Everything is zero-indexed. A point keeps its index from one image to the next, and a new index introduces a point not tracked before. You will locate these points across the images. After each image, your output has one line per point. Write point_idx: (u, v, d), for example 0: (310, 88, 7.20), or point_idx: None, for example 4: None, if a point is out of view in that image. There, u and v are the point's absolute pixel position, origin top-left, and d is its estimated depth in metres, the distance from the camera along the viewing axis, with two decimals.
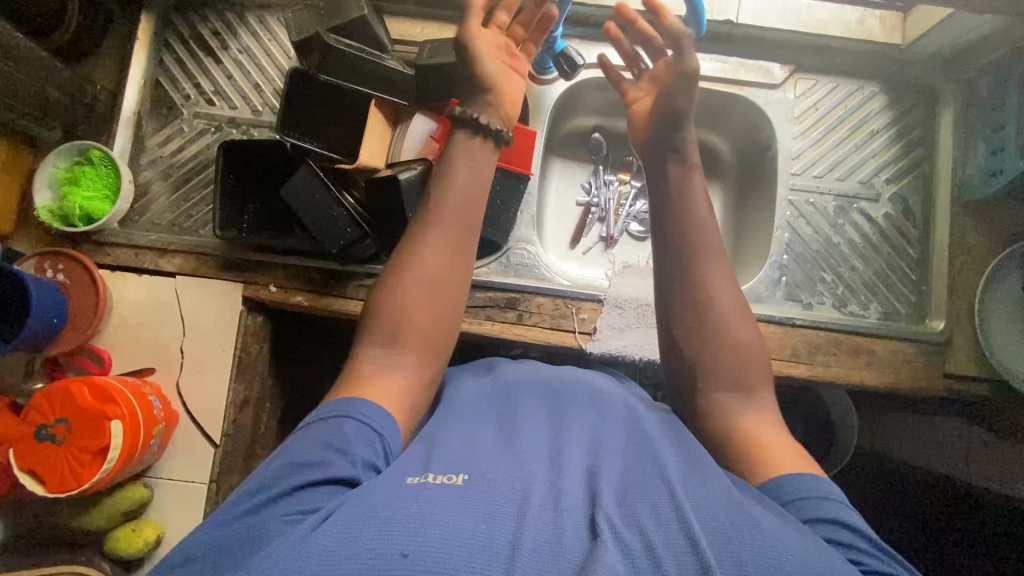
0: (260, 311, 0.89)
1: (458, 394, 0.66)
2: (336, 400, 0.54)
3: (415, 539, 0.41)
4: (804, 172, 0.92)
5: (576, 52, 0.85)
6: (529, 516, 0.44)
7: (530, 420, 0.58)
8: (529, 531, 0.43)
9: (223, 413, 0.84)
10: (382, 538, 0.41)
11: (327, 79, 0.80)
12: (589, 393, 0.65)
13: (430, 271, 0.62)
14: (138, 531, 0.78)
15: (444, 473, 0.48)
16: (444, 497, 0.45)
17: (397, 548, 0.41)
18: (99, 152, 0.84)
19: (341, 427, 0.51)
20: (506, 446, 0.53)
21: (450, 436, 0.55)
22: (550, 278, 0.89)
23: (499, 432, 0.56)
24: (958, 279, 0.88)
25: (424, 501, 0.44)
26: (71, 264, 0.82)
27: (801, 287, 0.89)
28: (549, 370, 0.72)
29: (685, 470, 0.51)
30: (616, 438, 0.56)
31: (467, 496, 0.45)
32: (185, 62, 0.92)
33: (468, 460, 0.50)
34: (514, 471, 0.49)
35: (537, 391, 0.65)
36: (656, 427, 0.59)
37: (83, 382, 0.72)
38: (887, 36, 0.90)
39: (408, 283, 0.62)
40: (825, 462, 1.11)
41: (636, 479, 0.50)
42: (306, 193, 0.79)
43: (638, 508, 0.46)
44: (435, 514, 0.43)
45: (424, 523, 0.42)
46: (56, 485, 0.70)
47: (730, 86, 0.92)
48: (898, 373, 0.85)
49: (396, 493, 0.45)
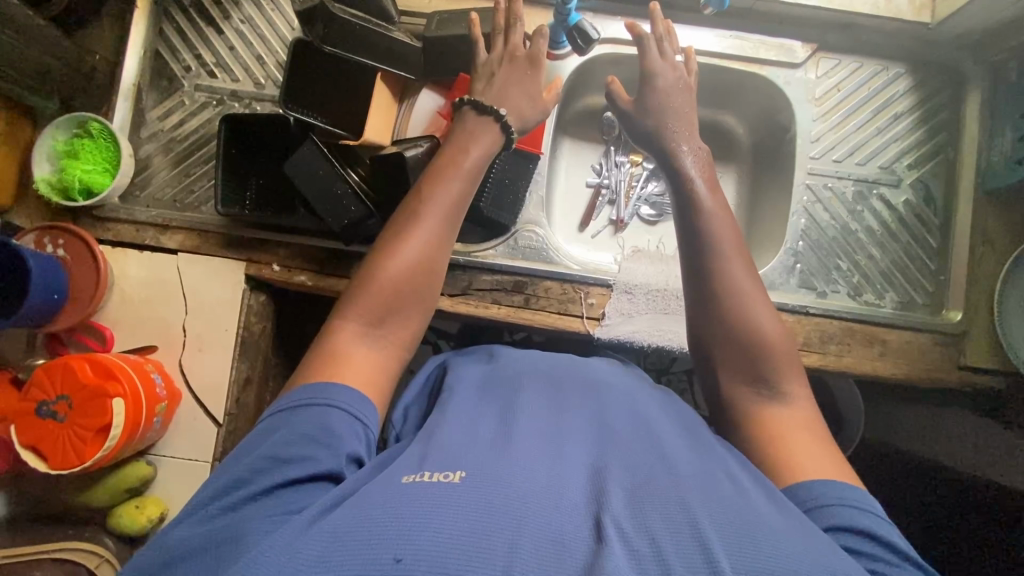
0: (263, 290, 0.87)
1: (459, 386, 0.64)
2: (310, 387, 0.53)
3: (409, 544, 0.39)
4: (822, 157, 0.89)
5: (590, 25, 0.82)
6: (531, 512, 0.42)
7: (532, 412, 0.56)
8: (532, 533, 0.41)
9: (226, 392, 0.83)
10: (375, 540, 0.39)
11: (331, 50, 0.77)
12: (593, 385, 0.63)
13: (410, 262, 0.62)
14: (142, 508, 0.78)
15: (441, 471, 0.46)
16: (441, 497, 0.42)
17: (390, 553, 0.39)
18: (98, 124, 0.82)
19: (320, 415, 0.50)
20: (507, 437, 0.51)
21: (449, 431, 0.53)
22: (558, 262, 0.87)
23: (500, 423, 0.54)
24: (978, 270, 0.86)
25: (418, 500, 0.42)
26: (71, 239, 0.80)
27: (815, 274, 0.87)
28: (552, 360, 0.69)
29: (695, 470, 0.49)
30: (623, 433, 0.54)
31: (466, 495, 0.43)
32: (185, 32, 0.90)
33: (467, 455, 0.48)
34: (516, 463, 0.47)
35: (541, 382, 0.62)
36: (665, 425, 0.57)
37: (84, 358, 0.71)
38: (917, 15, 0.86)
39: (389, 266, 0.61)
40: None
41: (645, 474, 0.48)
42: (310, 170, 0.77)
43: (648, 504, 0.44)
44: (430, 515, 0.41)
45: (420, 524, 0.40)
46: (58, 461, 0.70)
47: (749, 64, 0.88)
48: (912, 364, 0.84)
49: (391, 493, 0.43)
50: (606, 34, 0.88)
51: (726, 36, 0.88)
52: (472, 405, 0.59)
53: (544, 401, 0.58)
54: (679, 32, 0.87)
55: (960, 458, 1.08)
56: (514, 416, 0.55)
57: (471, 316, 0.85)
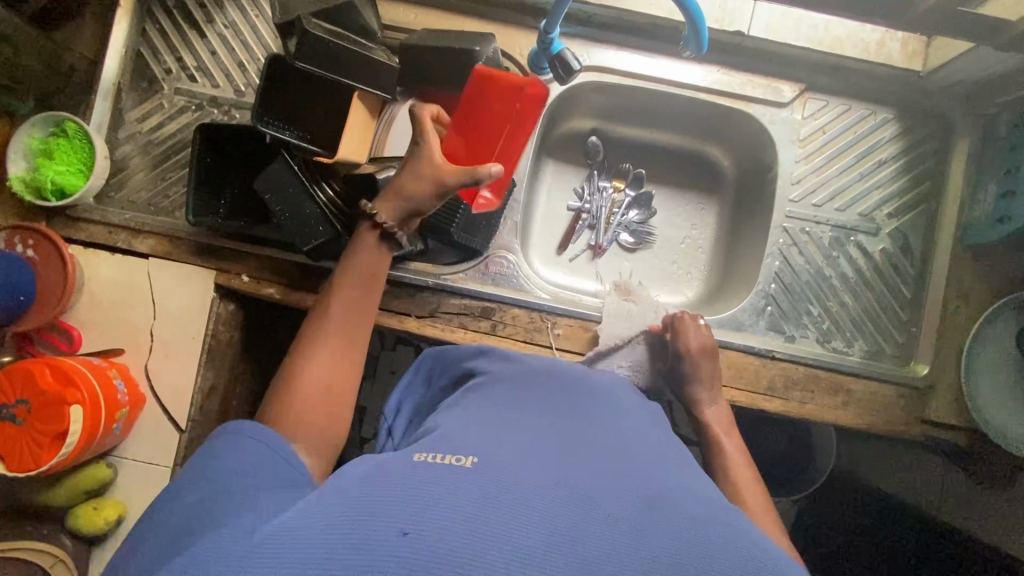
0: (232, 299, 0.88)
1: (472, 386, 0.62)
2: (224, 441, 0.51)
3: (417, 518, 0.37)
4: (802, 199, 0.88)
5: (573, 55, 0.80)
6: (543, 503, 0.39)
7: (547, 412, 0.54)
8: (545, 521, 0.38)
9: (190, 399, 0.84)
10: (378, 514, 0.37)
11: (303, 67, 0.75)
12: (606, 396, 0.61)
13: (324, 380, 0.57)
14: (100, 510, 0.79)
15: (453, 456, 0.44)
16: (448, 479, 0.40)
17: (397, 525, 0.36)
18: (74, 125, 0.81)
19: (246, 450, 0.49)
20: (522, 431, 0.49)
21: (462, 424, 0.51)
22: (528, 290, 0.87)
23: (516, 418, 0.52)
24: (950, 324, 0.85)
25: (429, 481, 0.40)
26: (41, 239, 0.80)
27: (785, 318, 0.86)
28: (566, 368, 0.67)
29: (707, 494, 0.46)
30: (636, 441, 0.51)
31: (478, 478, 0.40)
32: (168, 34, 0.89)
33: (479, 443, 0.46)
34: (532, 457, 0.44)
35: (556, 386, 0.60)
36: (672, 446, 0.55)
37: (45, 363, 0.72)
38: (907, 62, 0.85)
39: (306, 381, 0.56)
40: (797, 486, 1.10)
41: (663, 487, 0.44)
42: (280, 187, 0.77)
43: (667, 514, 0.41)
44: (437, 496, 0.39)
45: (429, 502, 0.38)
46: (15, 464, 0.71)
47: (735, 100, 0.87)
48: (875, 415, 0.83)
49: (399, 474, 0.41)
50: (592, 61, 0.86)
51: (713, 71, 0.86)
52: (486, 401, 0.57)
53: (558, 403, 0.56)
54: (665, 64, 0.86)
55: (926, 502, 1.09)
56: (528, 413, 0.53)
57: (437, 339, 0.85)
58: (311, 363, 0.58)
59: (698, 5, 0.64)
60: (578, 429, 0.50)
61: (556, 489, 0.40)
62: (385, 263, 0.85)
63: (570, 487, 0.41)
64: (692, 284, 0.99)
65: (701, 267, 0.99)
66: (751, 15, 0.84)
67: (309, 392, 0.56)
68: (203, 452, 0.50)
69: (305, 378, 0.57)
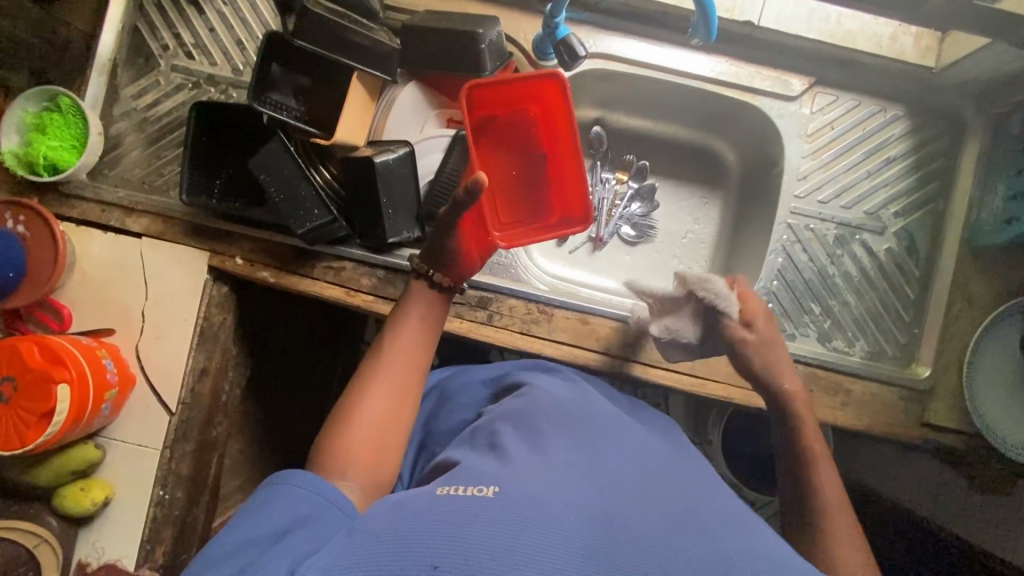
0: (225, 282, 0.86)
1: (491, 407, 0.65)
2: (263, 494, 0.52)
3: (448, 551, 0.39)
4: (808, 196, 0.86)
5: (578, 41, 0.78)
6: (566, 528, 0.41)
7: (565, 429, 0.55)
8: (568, 549, 0.40)
9: (181, 381, 0.83)
10: (411, 552, 0.40)
11: (302, 45, 0.74)
12: (616, 414, 0.63)
13: (376, 420, 0.58)
14: (87, 491, 0.78)
15: (475, 486, 0.46)
16: (471, 510, 0.42)
17: (429, 560, 0.39)
18: (68, 99, 0.80)
19: (285, 503, 0.50)
20: (542, 453, 0.51)
21: (480, 453, 0.53)
22: (525, 281, 0.86)
23: (535, 438, 0.54)
24: (953, 327, 0.84)
25: (456, 512, 0.42)
26: (32, 216, 0.79)
27: (786, 315, 0.85)
28: (580, 387, 0.69)
29: (721, 511, 0.48)
30: (647, 462, 0.53)
31: (501, 508, 0.42)
32: (166, 10, 0.87)
33: (498, 469, 0.48)
34: (550, 480, 0.46)
35: (570, 403, 0.62)
36: (684, 465, 0.57)
37: (33, 341, 0.71)
38: (919, 58, 0.83)
39: (358, 420, 0.58)
40: None
41: (680, 508, 0.46)
42: (276, 168, 0.76)
43: (685, 536, 0.43)
44: (464, 530, 0.41)
45: (458, 535, 0.40)
46: (1, 442, 0.69)
47: (743, 93, 0.85)
48: (874, 417, 0.82)
49: (425, 506, 0.44)
50: (598, 49, 0.85)
51: (721, 62, 0.85)
52: (505, 422, 0.58)
53: (575, 421, 0.57)
54: (672, 53, 0.84)
55: (922, 507, 1.07)
56: (547, 431, 0.55)
57: None
58: (362, 401, 0.59)
59: None
60: (595, 449, 0.52)
61: (578, 515, 0.42)
62: (381, 250, 0.84)
63: (591, 512, 0.43)
64: None
65: (702, 263, 0.98)
66: (762, 5, 0.82)
67: (361, 431, 0.57)
68: (245, 505, 0.51)
69: (357, 416, 0.58)
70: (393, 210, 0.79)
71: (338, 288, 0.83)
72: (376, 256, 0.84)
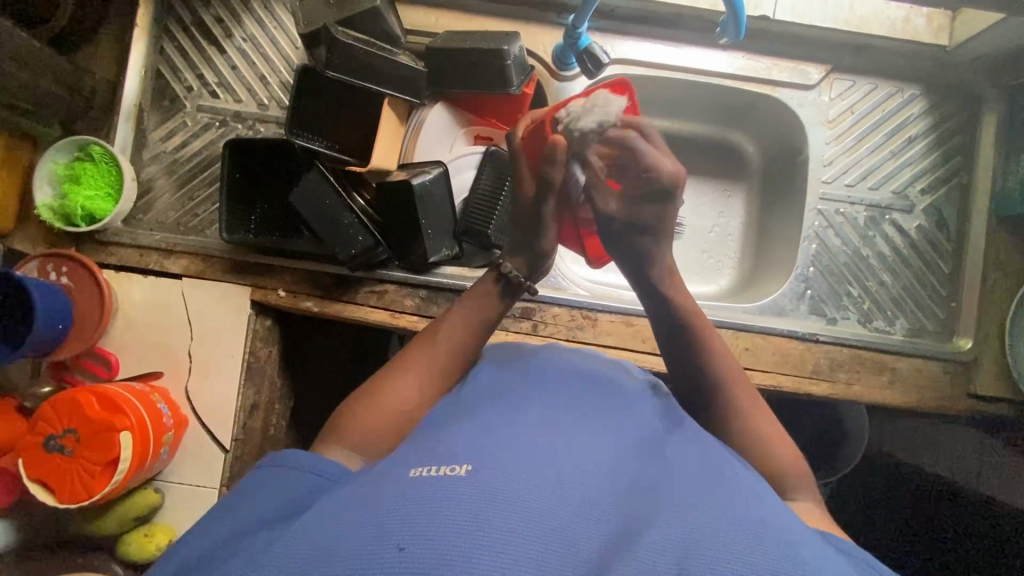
0: (269, 315, 0.87)
1: (477, 380, 0.61)
2: (266, 467, 0.53)
3: (415, 533, 0.36)
4: (835, 181, 0.88)
5: (600, 49, 0.80)
6: (534, 509, 0.39)
7: (544, 407, 0.53)
8: (539, 532, 0.38)
9: (233, 418, 0.83)
10: (373, 534, 0.37)
11: (333, 75, 0.75)
12: (609, 386, 0.61)
13: (395, 400, 0.61)
14: (151, 536, 0.78)
15: (448, 464, 0.43)
16: (444, 490, 0.39)
17: (394, 542, 0.36)
18: (100, 148, 0.80)
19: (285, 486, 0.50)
20: (513, 429, 0.48)
21: (456, 427, 0.50)
22: (566, 288, 0.87)
23: (506, 415, 0.51)
24: (990, 297, 0.85)
25: (423, 493, 0.39)
26: (74, 266, 0.79)
27: (826, 300, 0.86)
28: (572, 355, 0.66)
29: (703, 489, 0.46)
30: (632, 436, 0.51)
31: (473, 488, 0.40)
32: (187, 52, 0.88)
33: (474, 446, 0.45)
34: (526, 459, 0.43)
35: (558, 379, 0.59)
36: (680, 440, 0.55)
37: (90, 391, 0.71)
38: (933, 37, 0.85)
39: (377, 392, 0.61)
40: (834, 465, 1.07)
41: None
42: (315, 199, 0.76)
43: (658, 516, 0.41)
44: (435, 509, 0.38)
45: (424, 516, 0.37)
46: (68, 496, 0.69)
47: (763, 85, 0.87)
48: (922, 392, 0.83)
49: (393, 487, 0.41)
50: (618, 54, 0.86)
51: (739, 57, 0.86)
52: (481, 400, 0.56)
53: (560, 399, 0.55)
54: (690, 53, 0.86)
55: (968, 477, 1.08)
56: (521, 409, 0.52)
57: None
58: (385, 383, 0.62)
59: None
60: (571, 426, 0.50)
61: (545, 495, 0.40)
62: (421, 270, 0.84)
63: (560, 491, 0.41)
64: (724, 273, 0.98)
65: (732, 254, 0.99)
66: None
67: (378, 410, 0.59)
68: (248, 480, 0.53)
69: (379, 396, 0.61)
70: (432, 230, 0.80)
71: (383, 311, 0.84)
72: (417, 276, 0.84)
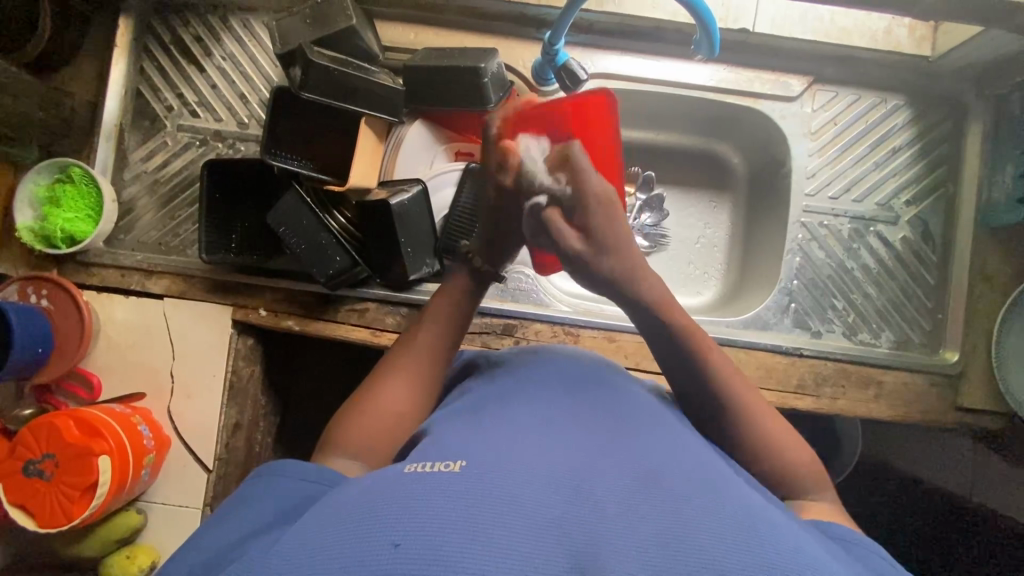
0: (250, 334, 0.86)
1: (475, 386, 0.61)
2: (249, 482, 0.49)
3: (406, 527, 0.36)
4: (819, 192, 0.87)
5: (577, 65, 0.79)
6: (531, 502, 0.38)
7: (538, 403, 0.52)
8: (528, 526, 0.37)
9: (215, 438, 0.82)
10: (368, 530, 0.36)
11: (309, 97, 0.75)
12: (609, 380, 0.59)
13: (392, 410, 0.57)
14: (133, 558, 0.78)
15: (442, 461, 0.43)
16: (437, 485, 0.40)
17: (387, 538, 0.36)
18: (79, 169, 0.80)
19: (261, 503, 0.46)
20: (511, 428, 0.48)
21: (448, 429, 0.50)
22: (549, 304, 0.86)
23: (505, 414, 0.51)
24: (977, 308, 0.84)
25: (421, 490, 0.39)
26: (56, 289, 0.79)
27: (810, 313, 0.85)
28: (565, 353, 0.66)
29: (703, 472, 0.44)
30: (629, 426, 0.50)
31: (465, 485, 0.39)
32: (167, 71, 0.88)
33: (467, 445, 0.45)
34: (517, 454, 0.43)
35: (558, 375, 0.58)
36: (681, 429, 0.53)
37: (69, 415, 0.71)
38: (915, 48, 0.84)
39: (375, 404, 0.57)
40: (832, 468, 1.01)
41: (656, 467, 0.43)
42: (293, 218, 0.76)
43: (654, 493, 0.40)
44: (425, 503, 0.38)
45: (418, 511, 0.37)
46: (46, 519, 0.70)
47: (744, 97, 0.86)
48: (908, 405, 0.82)
49: (392, 484, 0.41)
50: (597, 69, 0.85)
51: (720, 69, 0.85)
52: (482, 401, 0.55)
53: (557, 395, 0.54)
54: (670, 67, 0.85)
55: (965, 489, 1.05)
56: (519, 406, 0.52)
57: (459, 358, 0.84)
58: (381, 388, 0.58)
59: (708, 9, 0.65)
60: (571, 420, 0.50)
61: (541, 486, 0.40)
62: (402, 287, 0.84)
63: (551, 479, 0.41)
64: (710, 284, 0.98)
65: (717, 266, 0.98)
66: (755, 12, 0.82)
67: (374, 416, 0.56)
68: (232, 498, 0.49)
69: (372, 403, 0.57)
70: (412, 248, 0.78)
71: (364, 329, 0.84)
72: (398, 294, 0.84)
